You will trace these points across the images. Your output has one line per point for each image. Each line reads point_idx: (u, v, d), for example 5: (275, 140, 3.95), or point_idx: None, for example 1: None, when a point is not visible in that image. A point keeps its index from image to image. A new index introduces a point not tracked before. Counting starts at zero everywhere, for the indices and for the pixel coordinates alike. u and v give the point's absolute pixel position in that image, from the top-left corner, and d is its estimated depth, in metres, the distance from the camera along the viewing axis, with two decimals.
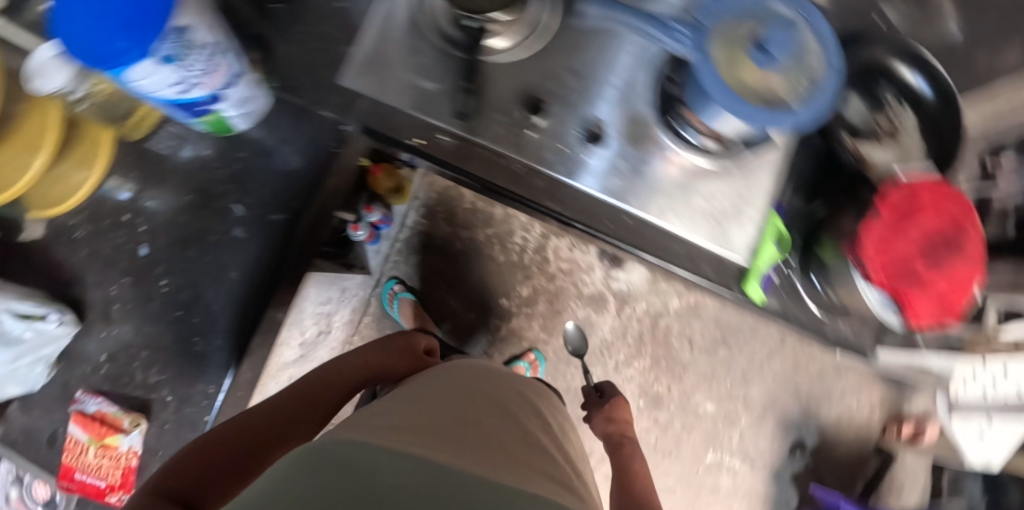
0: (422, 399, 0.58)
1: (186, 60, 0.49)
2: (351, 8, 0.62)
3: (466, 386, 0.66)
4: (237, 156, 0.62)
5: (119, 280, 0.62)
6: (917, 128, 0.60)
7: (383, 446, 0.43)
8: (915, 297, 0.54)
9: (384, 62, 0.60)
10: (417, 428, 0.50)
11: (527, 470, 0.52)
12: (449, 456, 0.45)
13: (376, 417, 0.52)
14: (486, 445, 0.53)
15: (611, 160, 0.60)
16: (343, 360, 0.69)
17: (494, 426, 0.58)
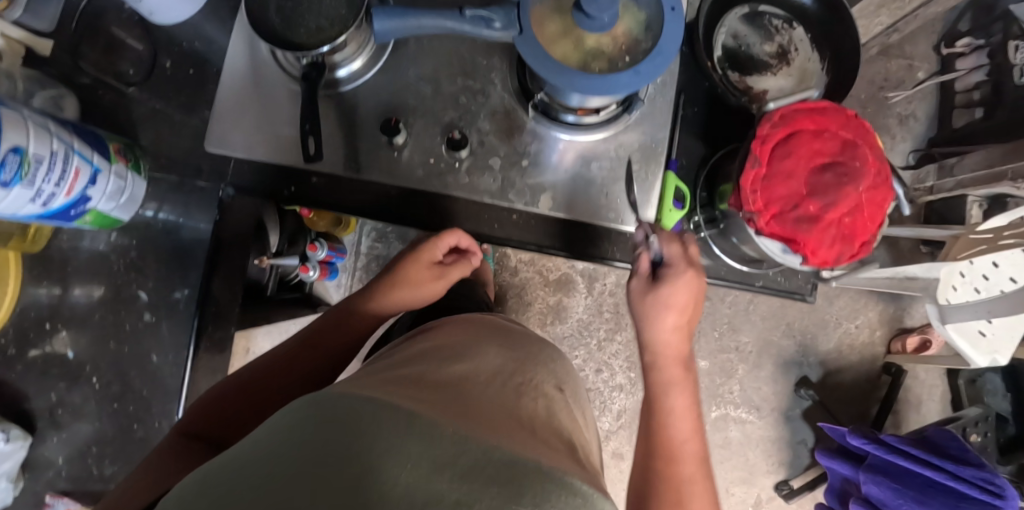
0: (454, 349, 0.45)
1: (29, 178, 0.50)
2: (202, 72, 0.67)
3: (514, 343, 0.51)
4: (133, 244, 0.64)
5: (57, 385, 0.63)
6: (811, 44, 0.61)
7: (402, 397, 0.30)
8: (815, 241, 0.45)
9: (246, 124, 0.62)
10: (407, 381, 0.36)
11: (550, 431, 0.38)
12: (466, 411, 0.32)
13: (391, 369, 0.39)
14: (535, 425, 0.37)
15: (483, 161, 0.59)
16: (355, 302, 0.59)
17: (522, 377, 0.44)
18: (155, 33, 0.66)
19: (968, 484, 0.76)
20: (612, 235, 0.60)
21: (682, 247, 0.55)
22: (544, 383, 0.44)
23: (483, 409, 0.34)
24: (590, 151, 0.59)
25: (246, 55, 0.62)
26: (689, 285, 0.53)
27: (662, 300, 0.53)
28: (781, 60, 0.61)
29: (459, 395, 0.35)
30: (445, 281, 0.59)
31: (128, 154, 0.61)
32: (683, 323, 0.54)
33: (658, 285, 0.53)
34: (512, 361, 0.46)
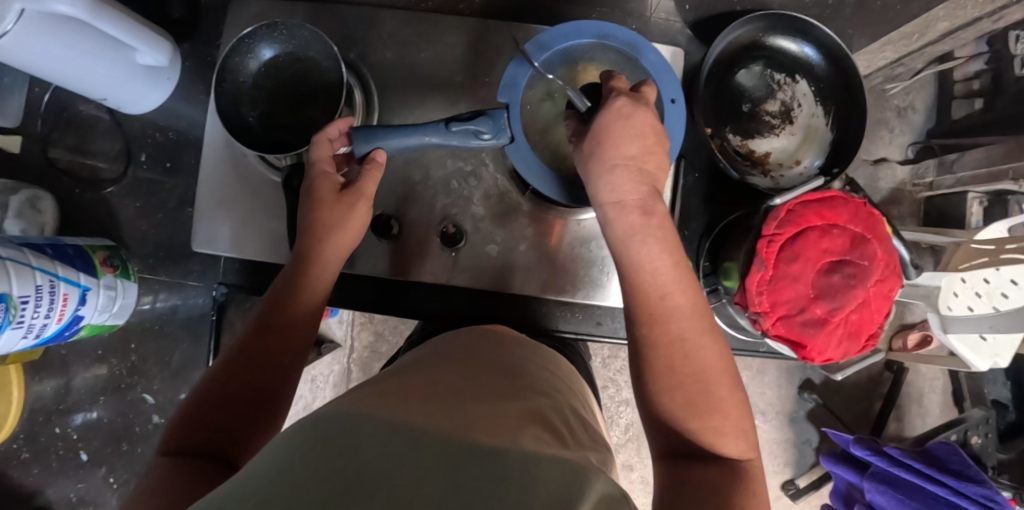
0: (439, 357, 0.46)
1: (16, 319, 0.49)
2: (180, 164, 0.63)
3: (495, 351, 0.49)
4: (131, 347, 0.64)
5: (75, 486, 0.64)
6: (814, 99, 0.60)
7: (385, 415, 0.31)
8: (822, 344, 0.47)
9: (232, 222, 0.60)
10: (397, 387, 0.38)
11: (530, 401, 0.40)
12: (447, 419, 0.33)
13: (379, 384, 0.41)
14: (533, 416, 0.38)
15: (479, 248, 0.58)
16: (281, 295, 0.49)
17: (505, 375, 0.44)
18: (124, 126, 0.63)
19: (970, 500, 0.79)
20: (615, 312, 0.60)
21: (619, 83, 0.47)
22: (537, 385, 0.44)
23: (468, 415, 0.34)
24: (588, 232, 0.58)
25: (223, 149, 0.60)
26: (630, 111, 0.45)
27: (605, 159, 0.45)
28: (784, 119, 0.61)
29: (445, 405, 0.36)
30: (362, 200, 0.50)
31: (115, 260, 0.59)
32: (625, 137, 0.45)
33: (594, 119, 0.45)
34: (498, 372, 0.45)
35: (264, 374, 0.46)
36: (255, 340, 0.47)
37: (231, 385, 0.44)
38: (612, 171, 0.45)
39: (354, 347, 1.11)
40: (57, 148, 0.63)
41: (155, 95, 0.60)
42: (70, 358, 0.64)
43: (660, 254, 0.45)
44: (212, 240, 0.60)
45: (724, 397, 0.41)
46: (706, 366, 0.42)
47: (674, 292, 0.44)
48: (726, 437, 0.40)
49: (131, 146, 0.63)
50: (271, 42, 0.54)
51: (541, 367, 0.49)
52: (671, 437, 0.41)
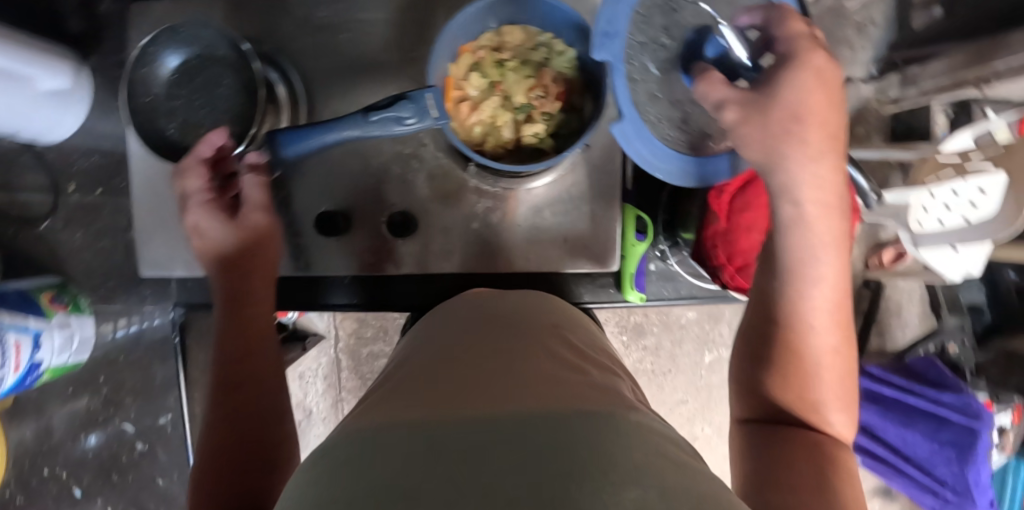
0: (443, 337, 0.46)
1: None
2: (111, 188, 0.60)
3: (488, 315, 0.49)
4: (101, 380, 0.63)
5: None
6: None
7: (414, 421, 0.32)
8: None
9: (171, 242, 0.58)
10: (408, 376, 0.40)
11: (537, 350, 0.42)
12: (466, 399, 0.34)
13: (396, 381, 0.40)
14: (540, 363, 0.40)
15: (432, 232, 0.56)
16: (238, 315, 0.50)
17: (503, 328, 0.46)
18: (44, 157, 0.60)
19: (949, 409, 0.82)
20: (576, 275, 0.59)
21: (797, 24, 0.40)
22: (527, 330, 0.45)
23: (496, 394, 0.35)
24: (541, 200, 0.56)
25: (146, 167, 0.57)
26: (827, 71, 0.40)
27: (824, 155, 0.40)
28: None
29: (469, 389, 0.36)
30: (257, 209, 0.51)
31: (64, 297, 0.58)
32: (826, 116, 0.40)
33: (773, 88, 0.40)
34: (507, 336, 0.44)
35: (255, 391, 0.46)
36: (225, 372, 0.47)
37: (229, 416, 0.44)
38: (831, 155, 0.41)
39: (339, 336, 1.08)
40: None
41: (72, 122, 0.57)
42: (41, 398, 0.63)
43: (815, 231, 0.40)
44: (154, 263, 0.58)
45: (844, 390, 0.40)
46: (827, 355, 0.40)
47: (822, 275, 0.40)
48: (836, 414, 0.39)
49: (55, 177, 0.60)
50: (173, 48, 0.52)
51: (527, 307, 0.51)
52: (766, 402, 0.40)
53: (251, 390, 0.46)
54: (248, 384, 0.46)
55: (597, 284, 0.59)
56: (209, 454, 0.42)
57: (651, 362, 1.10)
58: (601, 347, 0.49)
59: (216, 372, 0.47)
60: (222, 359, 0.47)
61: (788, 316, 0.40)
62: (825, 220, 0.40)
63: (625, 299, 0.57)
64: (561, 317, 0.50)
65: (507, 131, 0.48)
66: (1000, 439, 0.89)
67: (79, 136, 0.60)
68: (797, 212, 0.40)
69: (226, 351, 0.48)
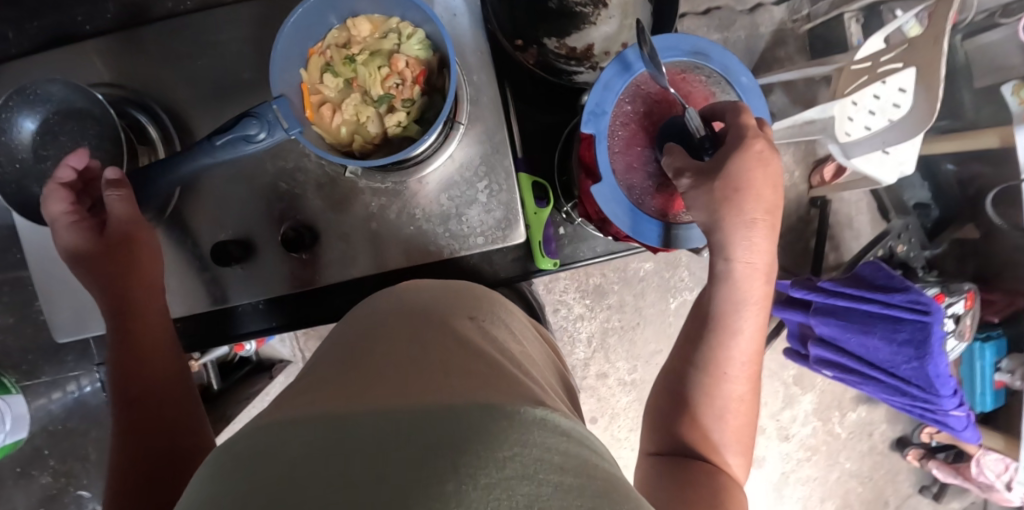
0: (358, 323, 0.41)
1: None
2: (7, 262, 0.59)
3: (411, 297, 0.43)
4: (45, 454, 0.62)
5: None
6: None
7: (305, 426, 0.27)
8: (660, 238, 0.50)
9: (78, 304, 0.57)
10: (317, 375, 0.35)
11: (456, 333, 0.38)
12: (375, 392, 0.30)
13: (312, 374, 0.36)
14: (462, 347, 0.36)
15: (335, 240, 0.56)
16: (141, 336, 0.50)
17: (422, 309, 0.41)
18: None
19: (900, 310, 0.83)
20: (492, 255, 0.60)
21: (749, 118, 0.41)
22: (446, 310, 0.41)
23: (403, 386, 0.30)
24: (431, 186, 0.55)
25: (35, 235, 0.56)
26: (770, 155, 0.39)
27: (758, 217, 0.39)
28: (596, 5, 0.58)
29: (373, 382, 0.31)
30: (135, 223, 0.50)
31: None
32: (764, 183, 0.39)
33: (724, 162, 0.39)
34: (427, 319, 0.39)
35: (170, 401, 0.48)
36: (133, 389, 0.48)
37: (141, 424, 0.46)
38: (770, 231, 0.40)
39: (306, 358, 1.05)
40: None
41: None
42: None
43: (733, 289, 0.40)
44: (68, 327, 0.58)
45: (741, 442, 0.39)
46: (734, 403, 0.39)
47: (738, 328, 0.40)
48: (733, 455, 0.39)
49: None
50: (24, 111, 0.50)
51: (442, 288, 0.46)
52: (671, 438, 0.39)
53: (167, 400, 0.48)
54: (158, 393, 0.48)
55: (510, 259, 0.60)
56: (126, 463, 0.43)
57: (618, 320, 1.11)
58: (517, 331, 0.43)
59: (122, 393, 0.48)
60: (128, 380, 0.48)
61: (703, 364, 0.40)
62: (753, 273, 0.40)
63: (540, 268, 0.57)
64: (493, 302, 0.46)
65: (372, 126, 0.48)
66: (957, 326, 0.89)
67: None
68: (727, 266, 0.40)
69: (136, 372, 0.48)
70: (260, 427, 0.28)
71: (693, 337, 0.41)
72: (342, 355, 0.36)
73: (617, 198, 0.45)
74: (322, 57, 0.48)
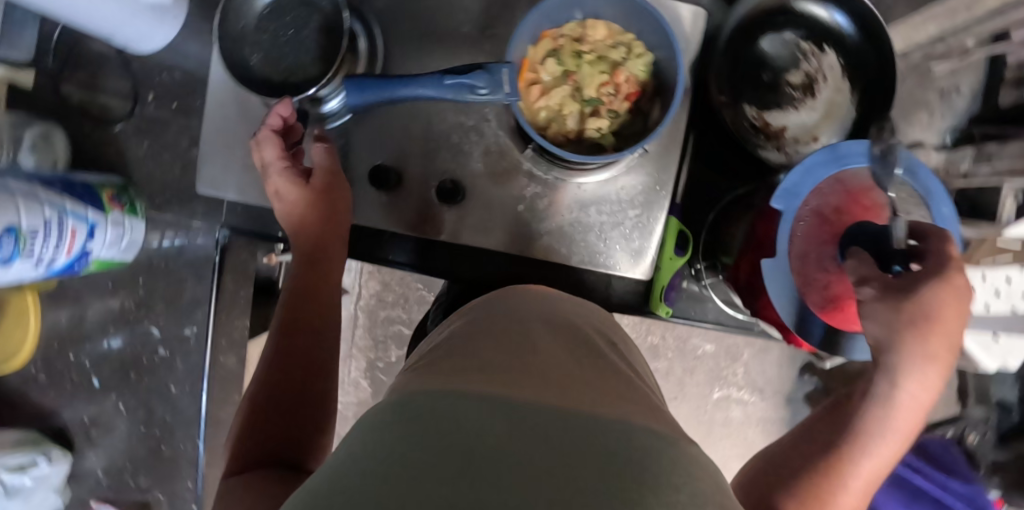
0: (503, 317, 0.41)
1: (29, 249, 0.53)
2: (186, 105, 0.63)
3: (548, 303, 0.44)
4: (139, 282, 0.65)
5: (87, 409, 0.69)
6: (840, 73, 0.58)
7: (476, 400, 0.27)
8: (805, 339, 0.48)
9: (231, 165, 0.61)
10: (469, 355, 0.35)
11: (604, 361, 0.37)
12: (542, 391, 0.30)
13: (458, 353, 0.36)
14: (614, 380, 0.35)
15: (478, 206, 0.57)
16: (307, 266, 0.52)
17: (569, 325, 0.41)
18: (133, 64, 0.63)
19: (956, 496, 0.83)
20: (610, 279, 0.60)
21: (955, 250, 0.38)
22: (594, 337, 0.40)
23: (559, 388, 0.31)
24: (585, 197, 0.57)
25: (226, 89, 0.60)
26: (963, 292, 0.37)
27: (928, 350, 0.39)
28: (806, 92, 0.58)
29: (528, 377, 0.32)
30: (331, 173, 0.52)
31: (124, 198, 0.62)
32: (942, 321, 0.38)
33: (916, 286, 0.37)
34: (566, 327, 0.39)
35: (319, 340, 0.50)
36: (291, 315, 0.50)
37: (287, 356, 0.48)
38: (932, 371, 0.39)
39: (361, 294, 1.11)
40: (67, 85, 0.64)
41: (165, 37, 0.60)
42: (85, 288, 0.67)
43: (873, 405, 0.40)
44: (212, 181, 0.61)
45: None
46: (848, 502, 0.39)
47: (873, 437, 0.39)
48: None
49: (137, 86, 0.63)
50: None
51: (585, 311, 0.46)
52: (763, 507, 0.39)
53: (319, 339, 0.50)
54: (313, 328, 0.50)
55: (628, 289, 0.61)
56: (268, 391, 0.46)
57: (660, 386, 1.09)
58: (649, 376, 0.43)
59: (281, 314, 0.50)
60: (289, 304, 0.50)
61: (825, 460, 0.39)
62: (901, 402, 0.40)
63: (653, 311, 0.58)
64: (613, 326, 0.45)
65: (572, 121, 0.49)
66: None
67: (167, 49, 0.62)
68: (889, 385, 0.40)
69: (295, 297, 0.50)
70: (428, 393, 0.28)
71: (829, 429, 0.41)
72: (485, 338, 0.37)
73: (785, 282, 0.45)
74: (552, 43, 0.50)
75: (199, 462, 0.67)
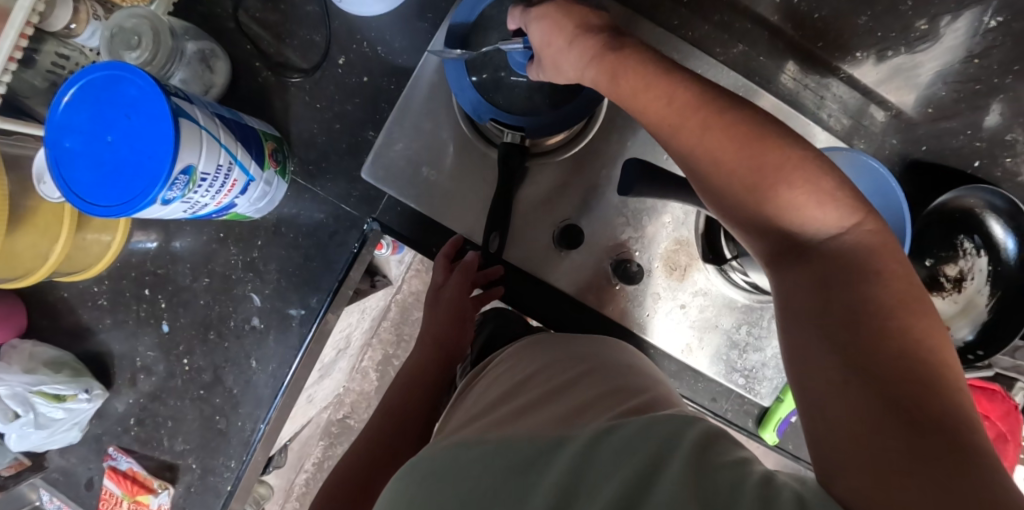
0: (520, 369, 0.52)
1: (191, 193, 0.47)
2: (376, 83, 0.59)
3: (564, 349, 0.55)
4: (256, 244, 0.60)
5: (144, 352, 0.63)
6: (987, 278, 0.62)
7: (471, 450, 0.41)
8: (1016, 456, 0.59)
9: (406, 163, 0.57)
10: (477, 414, 0.48)
11: (602, 387, 0.46)
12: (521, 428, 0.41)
13: (477, 411, 0.49)
14: (613, 397, 0.44)
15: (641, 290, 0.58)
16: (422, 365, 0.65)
17: (573, 363, 0.50)
18: (334, 22, 0.58)
19: None
20: (730, 393, 0.62)
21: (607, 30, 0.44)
22: (604, 366, 0.50)
23: (547, 422, 0.41)
24: (739, 309, 0.60)
25: (432, 89, 0.57)
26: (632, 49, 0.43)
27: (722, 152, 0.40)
28: (954, 285, 0.64)
29: (520, 419, 0.43)
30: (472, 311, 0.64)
31: (280, 155, 0.57)
32: (734, 146, 0.39)
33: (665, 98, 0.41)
34: (569, 366, 0.50)
35: None
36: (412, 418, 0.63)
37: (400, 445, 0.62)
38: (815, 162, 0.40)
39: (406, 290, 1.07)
40: (246, 15, 0.60)
41: (380, 10, 0.56)
42: (190, 227, 0.61)
43: (738, 153, 0.39)
44: (381, 173, 0.57)
45: (941, 349, 0.34)
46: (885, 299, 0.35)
47: (842, 251, 0.38)
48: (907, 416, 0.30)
49: (329, 44, 0.58)
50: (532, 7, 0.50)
51: (623, 354, 0.54)
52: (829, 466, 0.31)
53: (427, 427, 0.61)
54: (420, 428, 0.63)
55: (742, 410, 0.62)
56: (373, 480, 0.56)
57: None
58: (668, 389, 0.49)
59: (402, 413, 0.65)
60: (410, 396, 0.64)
61: (736, 215, 0.41)
62: (713, 142, 0.39)
63: (760, 435, 0.61)
64: (634, 359, 0.53)
65: None
66: None
67: (376, 20, 0.58)
68: (741, 193, 0.40)
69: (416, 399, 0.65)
70: (442, 449, 0.43)
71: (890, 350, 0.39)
72: (504, 389, 0.50)
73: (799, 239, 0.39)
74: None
75: (251, 446, 0.62)
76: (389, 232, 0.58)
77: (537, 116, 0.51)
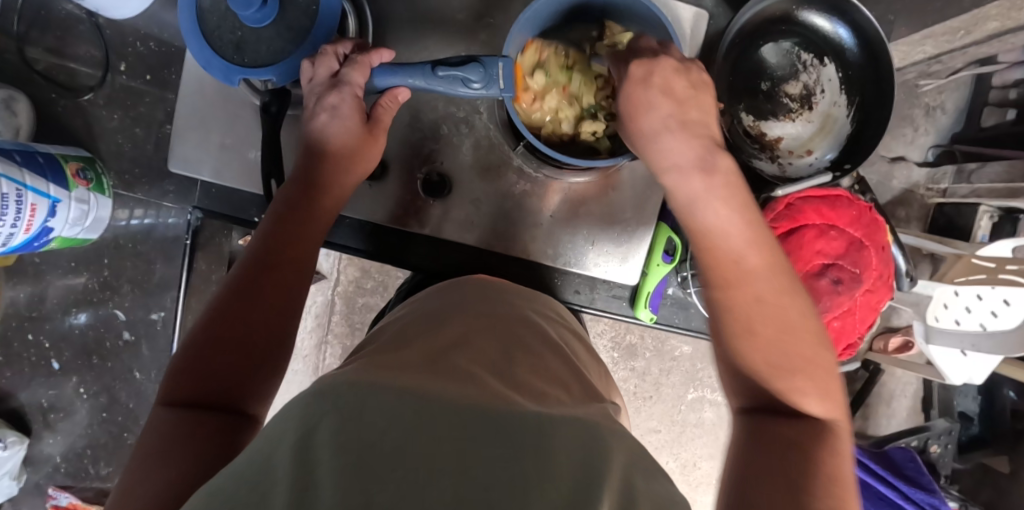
0: (432, 310, 0.43)
1: None
2: (160, 78, 0.61)
3: (477, 295, 0.47)
4: (104, 262, 0.63)
5: (45, 393, 0.65)
6: (839, 86, 0.58)
7: (408, 396, 0.28)
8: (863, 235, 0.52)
9: (204, 143, 0.58)
10: (392, 347, 0.36)
11: (524, 346, 0.39)
12: (449, 381, 0.31)
13: (373, 350, 0.37)
14: (538, 364, 0.37)
15: (464, 202, 0.58)
16: None
17: (497, 316, 0.43)
18: (105, 32, 0.60)
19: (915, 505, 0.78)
20: (593, 281, 0.61)
21: None
22: (518, 321, 0.43)
23: (488, 377, 0.33)
24: (580, 194, 0.58)
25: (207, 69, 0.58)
26: None
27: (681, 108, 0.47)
28: (802, 104, 0.59)
29: (441, 365, 0.33)
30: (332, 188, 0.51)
31: (89, 173, 0.57)
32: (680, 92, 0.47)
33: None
34: (487, 316, 0.42)
35: None
36: None
37: None
38: (652, 87, 0.47)
39: (339, 281, 1.07)
40: (33, 49, 0.59)
41: (137, 8, 0.58)
42: (43, 264, 0.63)
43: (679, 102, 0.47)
44: (181, 161, 0.58)
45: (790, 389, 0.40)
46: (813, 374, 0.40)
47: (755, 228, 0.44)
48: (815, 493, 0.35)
49: (107, 54, 0.60)
50: None
51: (518, 299, 0.48)
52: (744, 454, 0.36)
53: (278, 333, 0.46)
54: None
55: (613, 295, 0.61)
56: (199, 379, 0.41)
57: (634, 385, 0.97)
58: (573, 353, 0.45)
59: None
60: None
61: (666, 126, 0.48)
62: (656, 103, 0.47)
63: (635, 315, 0.59)
64: (543, 313, 0.48)
65: (568, 125, 0.52)
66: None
67: (144, 19, 0.60)
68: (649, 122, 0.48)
69: None
70: (355, 378, 0.29)
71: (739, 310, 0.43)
72: (417, 324, 0.40)
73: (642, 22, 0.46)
74: (535, 55, 0.51)
75: None
76: (214, 216, 0.60)
77: (282, 61, 0.50)
